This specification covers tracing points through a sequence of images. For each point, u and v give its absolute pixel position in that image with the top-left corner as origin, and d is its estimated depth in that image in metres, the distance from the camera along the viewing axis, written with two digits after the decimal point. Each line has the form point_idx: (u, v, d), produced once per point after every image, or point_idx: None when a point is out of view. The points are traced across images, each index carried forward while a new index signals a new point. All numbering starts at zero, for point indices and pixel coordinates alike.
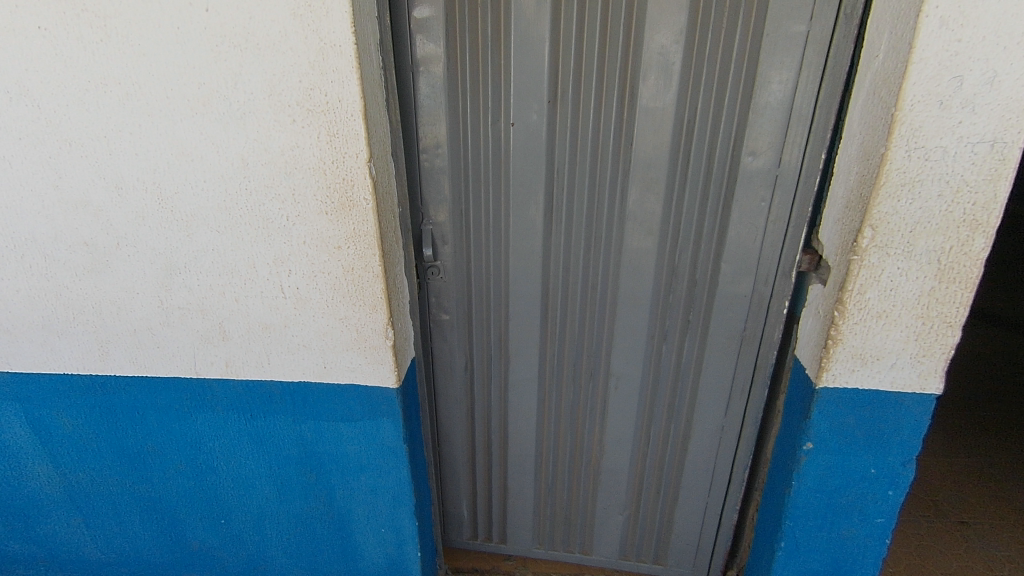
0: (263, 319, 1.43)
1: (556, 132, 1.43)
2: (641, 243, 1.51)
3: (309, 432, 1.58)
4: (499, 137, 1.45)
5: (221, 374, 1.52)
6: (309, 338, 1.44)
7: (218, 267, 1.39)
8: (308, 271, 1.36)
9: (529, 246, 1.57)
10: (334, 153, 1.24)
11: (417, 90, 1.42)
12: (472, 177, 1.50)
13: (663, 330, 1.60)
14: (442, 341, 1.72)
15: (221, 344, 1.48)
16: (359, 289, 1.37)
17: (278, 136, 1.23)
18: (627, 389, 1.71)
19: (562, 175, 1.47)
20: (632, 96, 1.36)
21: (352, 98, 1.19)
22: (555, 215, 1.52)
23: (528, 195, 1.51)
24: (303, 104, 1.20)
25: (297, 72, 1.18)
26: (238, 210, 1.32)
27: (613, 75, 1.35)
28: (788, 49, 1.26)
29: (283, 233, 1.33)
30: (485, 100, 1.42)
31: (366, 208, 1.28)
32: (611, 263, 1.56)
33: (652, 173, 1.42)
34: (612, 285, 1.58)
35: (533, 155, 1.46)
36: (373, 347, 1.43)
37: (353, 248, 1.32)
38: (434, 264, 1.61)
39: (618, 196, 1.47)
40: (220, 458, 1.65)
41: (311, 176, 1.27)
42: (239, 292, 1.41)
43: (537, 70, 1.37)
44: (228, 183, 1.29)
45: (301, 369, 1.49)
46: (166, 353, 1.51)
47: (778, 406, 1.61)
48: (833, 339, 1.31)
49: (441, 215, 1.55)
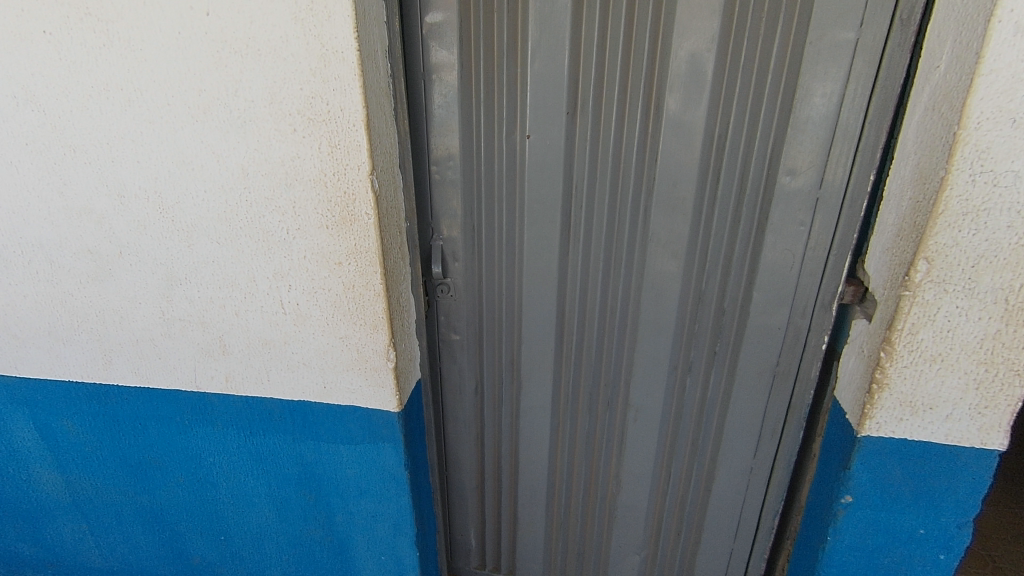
0: (263, 334, 1.38)
1: (575, 146, 1.33)
2: (665, 266, 1.39)
3: (308, 453, 1.51)
4: (514, 150, 1.37)
5: (221, 389, 1.48)
6: (309, 356, 1.38)
7: (218, 280, 1.34)
8: (308, 287, 1.30)
9: (545, 266, 1.47)
10: (335, 165, 1.17)
11: (428, 99, 1.35)
12: (485, 192, 1.42)
13: (687, 361, 1.48)
14: (451, 362, 1.63)
15: (221, 359, 1.43)
16: (360, 308, 1.30)
17: (279, 146, 1.18)
18: (647, 421, 1.59)
19: (580, 192, 1.37)
20: (657, 108, 1.26)
21: (354, 107, 1.12)
22: (572, 234, 1.43)
23: (544, 212, 1.41)
24: (304, 113, 1.14)
25: (298, 79, 1.12)
26: (238, 222, 1.27)
27: (637, 86, 1.25)
28: (834, 58, 1.14)
29: (283, 247, 1.27)
30: (499, 111, 1.33)
31: (368, 223, 1.21)
32: (631, 286, 1.45)
33: (678, 192, 1.31)
34: (633, 310, 1.47)
35: (549, 170, 1.36)
36: (374, 368, 1.36)
37: (354, 264, 1.25)
38: (444, 281, 1.52)
39: (641, 216, 1.36)
40: (220, 473, 1.60)
41: (311, 189, 1.20)
42: (239, 306, 1.36)
43: (555, 79, 1.28)
44: (229, 193, 1.24)
45: (301, 388, 1.43)
46: (167, 365, 1.47)
47: (814, 450, 1.46)
48: (878, 384, 1.17)
49: (452, 230, 1.47)
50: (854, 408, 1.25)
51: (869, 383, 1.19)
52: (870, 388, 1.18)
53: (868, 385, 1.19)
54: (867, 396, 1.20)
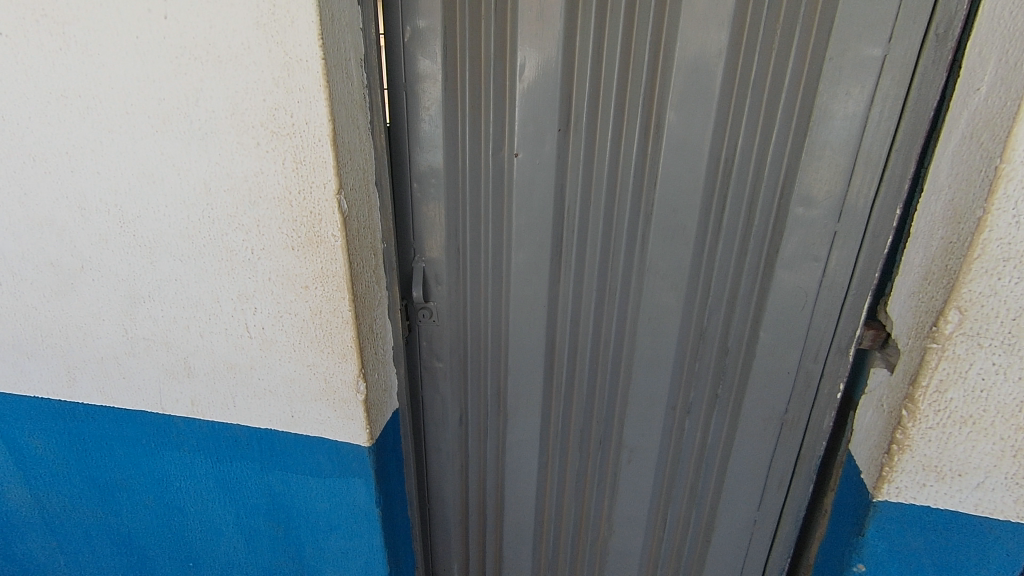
0: (228, 358, 1.29)
1: (567, 166, 1.22)
2: (663, 299, 1.27)
3: (277, 484, 1.42)
4: (502, 168, 1.26)
5: (187, 413, 1.39)
6: (276, 383, 1.29)
7: (182, 299, 1.26)
8: (273, 310, 1.21)
9: (533, 294, 1.36)
10: (300, 182, 1.08)
11: (410, 111, 1.25)
12: (470, 212, 1.32)
13: (686, 402, 1.35)
14: (434, 391, 1.53)
15: (187, 381, 1.35)
16: (328, 335, 1.20)
17: (241, 161, 1.09)
18: (641, 463, 1.46)
19: (572, 216, 1.26)
20: (657, 127, 1.14)
21: (319, 120, 1.02)
22: (563, 260, 1.31)
23: (533, 235, 1.30)
24: (267, 126, 1.05)
25: (261, 89, 1.03)
26: (201, 239, 1.18)
27: (635, 103, 1.13)
28: (857, 77, 1.00)
29: (247, 268, 1.18)
30: (486, 127, 1.23)
31: (335, 245, 1.11)
32: (626, 318, 1.33)
33: (679, 219, 1.19)
34: (628, 345, 1.35)
35: (539, 191, 1.25)
36: (343, 400, 1.26)
37: (321, 289, 1.16)
38: (426, 305, 1.42)
39: (638, 244, 1.24)
40: (187, 499, 1.52)
41: (276, 207, 1.11)
42: (204, 328, 1.28)
43: (546, 94, 1.17)
44: (191, 209, 1.16)
45: (268, 416, 1.34)
46: (132, 385, 1.39)
47: (825, 506, 1.32)
48: (899, 445, 1.03)
49: (435, 252, 1.37)
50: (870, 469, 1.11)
51: (889, 443, 1.05)
52: (890, 449, 1.04)
53: (887, 444, 1.05)
54: (885, 458, 1.06)
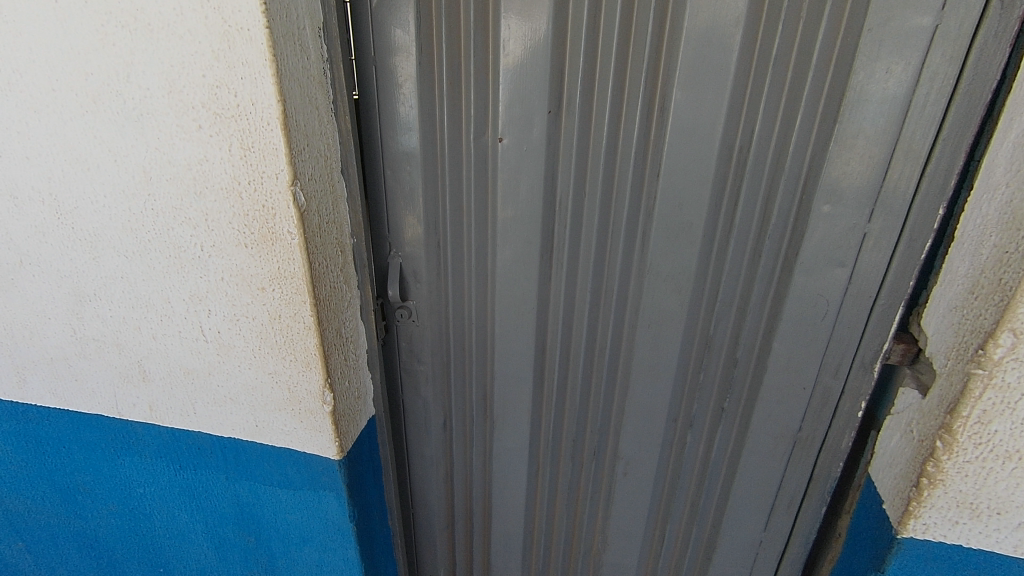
0: (184, 362, 1.18)
1: (558, 153, 1.07)
2: (665, 304, 1.13)
3: (244, 494, 1.32)
4: (485, 155, 1.11)
5: (145, 418, 1.29)
6: (237, 391, 1.17)
7: (130, 299, 1.14)
8: (228, 313, 1.09)
9: (521, 294, 1.23)
10: (249, 172, 0.94)
11: (381, 89, 1.10)
12: (451, 204, 1.18)
13: (689, 415, 1.23)
14: (415, 395, 1.41)
15: (142, 386, 1.24)
16: (289, 342, 1.08)
17: (183, 147, 0.95)
18: (639, 477, 1.35)
19: (564, 209, 1.12)
20: (662, 110, 0.99)
21: (267, 101, 0.88)
22: (555, 258, 1.17)
23: (521, 230, 1.16)
24: (209, 106, 0.91)
25: (199, 63, 0.88)
26: (145, 234, 1.05)
27: (636, 81, 0.98)
28: (902, 52, 0.84)
29: (198, 266, 1.06)
30: (467, 107, 1.08)
31: (292, 243, 0.98)
32: (624, 323, 1.20)
33: (684, 215, 1.04)
34: (626, 351, 1.23)
35: (527, 181, 1.11)
36: (308, 411, 1.14)
37: (279, 291, 1.03)
38: (404, 304, 1.29)
39: (637, 242, 1.10)
40: (153, 506, 1.42)
41: (224, 199, 0.98)
42: (155, 330, 1.16)
43: (535, 70, 1.01)
44: (132, 199, 1.03)
45: (230, 424, 1.23)
46: (85, 388, 1.29)
47: (840, 530, 1.20)
48: (930, 479, 0.90)
49: (413, 246, 1.24)
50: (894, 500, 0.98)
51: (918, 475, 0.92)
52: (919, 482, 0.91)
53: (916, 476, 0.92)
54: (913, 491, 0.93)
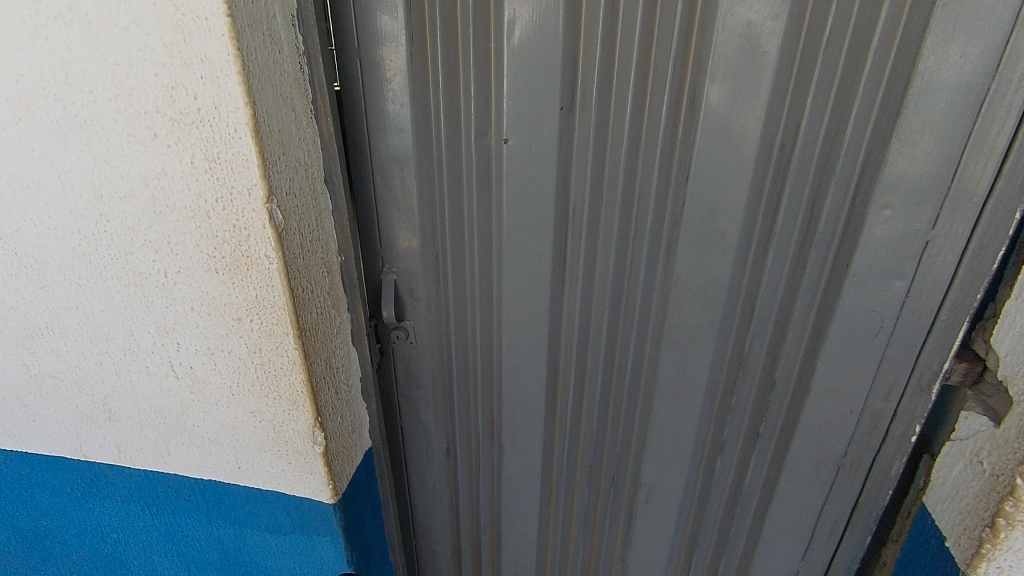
0: (153, 401, 1.04)
1: (571, 154, 0.95)
2: (694, 321, 1.02)
3: (229, 539, 1.19)
4: (489, 158, 0.98)
5: (114, 460, 1.15)
6: (215, 430, 1.04)
7: (87, 332, 1.00)
8: (201, 346, 0.95)
9: (531, 311, 1.11)
10: (216, 187, 0.80)
11: (367, 85, 0.96)
12: (450, 213, 1.05)
13: (719, 439, 1.12)
14: (415, 422, 1.28)
15: (108, 426, 1.11)
16: (272, 377, 0.94)
17: (137, 159, 0.81)
18: (662, 504, 1.23)
19: (579, 217, 1.00)
20: (692, 103, 0.86)
21: (233, 104, 0.74)
22: (569, 271, 1.05)
23: (530, 242, 1.03)
24: (164, 110, 0.77)
25: (149, 60, 0.74)
26: (100, 260, 0.91)
27: (662, 71, 0.85)
28: (979, 32, 0.72)
29: (162, 295, 0.92)
30: (467, 105, 0.95)
31: (270, 268, 0.84)
32: (647, 341, 1.08)
33: (717, 222, 0.92)
34: (648, 372, 1.11)
35: (536, 187, 0.98)
36: (297, 451, 1.02)
37: (257, 322, 0.90)
38: (401, 325, 1.16)
39: (663, 252, 0.98)
40: (129, 552, 1.29)
41: (188, 219, 0.84)
42: (119, 365, 1.02)
43: (544, 60, 0.88)
44: (81, 220, 0.88)
45: (210, 466, 1.10)
46: (45, 429, 1.15)
47: (887, 561, 1.10)
48: (1008, 520, 0.79)
49: (408, 262, 1.10)
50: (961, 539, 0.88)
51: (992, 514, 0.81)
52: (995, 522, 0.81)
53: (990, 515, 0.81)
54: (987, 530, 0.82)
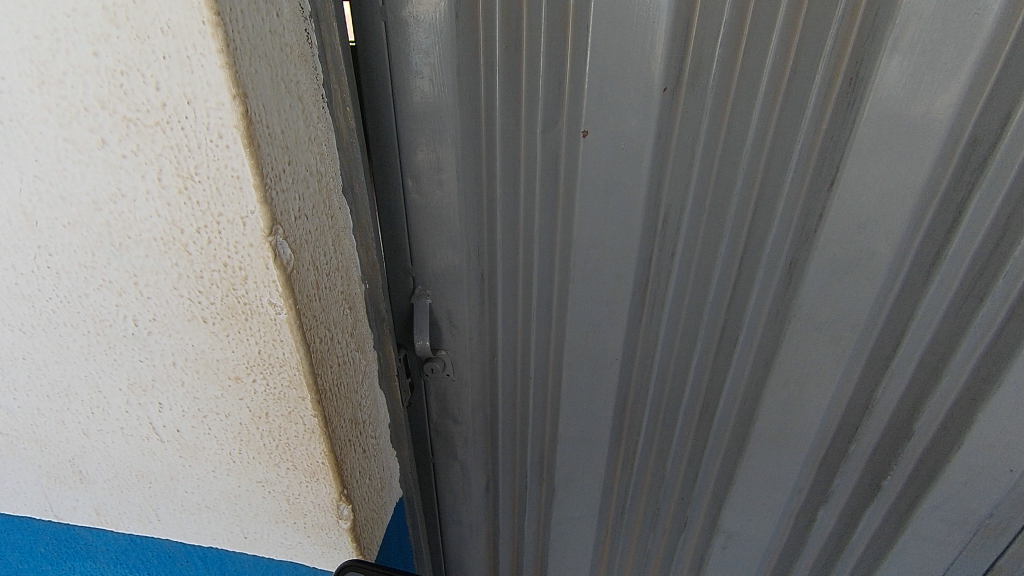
0: (134, 463, 0.83)
1: (670, 150, 0.72)
2: (812, 356, 0.83)
3: None
4: (557, 155, 0.75)
5: (92, 523, 0.95)
6: (214, 498, 0.84)
7: (41, 386, 0.77)
8: (190, 407, 0.73)
9: (600, 340, 0.90)
10: (197, 213, 0.57)
11: (395, 58, 0.70)
12: (502, 224, 0.82)
13: (823, 486, 0.95)
14: (450, 461, 1.09)
15: (81, 488, 0.90)
16: (283, 446, 0.73)
17: (80, 174, 0.57)
18: (743, 550, 1.08)
19: (673, 229, 0.78)
20: (852, 83, 0.64)
21: (215, 98, 0.50)
22: (651, 294, 0.85)
23: (608, 261, 0.82)
24: (111, 106, 0.52)
25: (81, 31, 0.49)
26: (45, 303, 0.68)
27: (816, 37, 0.63)
28: None
29: (134, 347, 0.69)
30: (531, 85, 0.71)
31: (277, 319, 0.62)
32: (745, 377, 0.89)
33: (865, 242, 0.73)
34: (743, 410, 0.92)
35: (619, 194, 0.76)
36: (318, 525, 0.82)
37: (263, 383, 0.68)
38: (436, 355, 0.95)
39: (781, 274, 0.78)
40: None
41: (161, 254, 0.60)
42: (87, 425, 0.80)
43: (644, 22, 0.63)
44: (13, 254, 0.65)
45: (210, 533, 0.90)
46: (4, 488, 0.94)
47: None
48: None
49: (447, 282, 0.88)
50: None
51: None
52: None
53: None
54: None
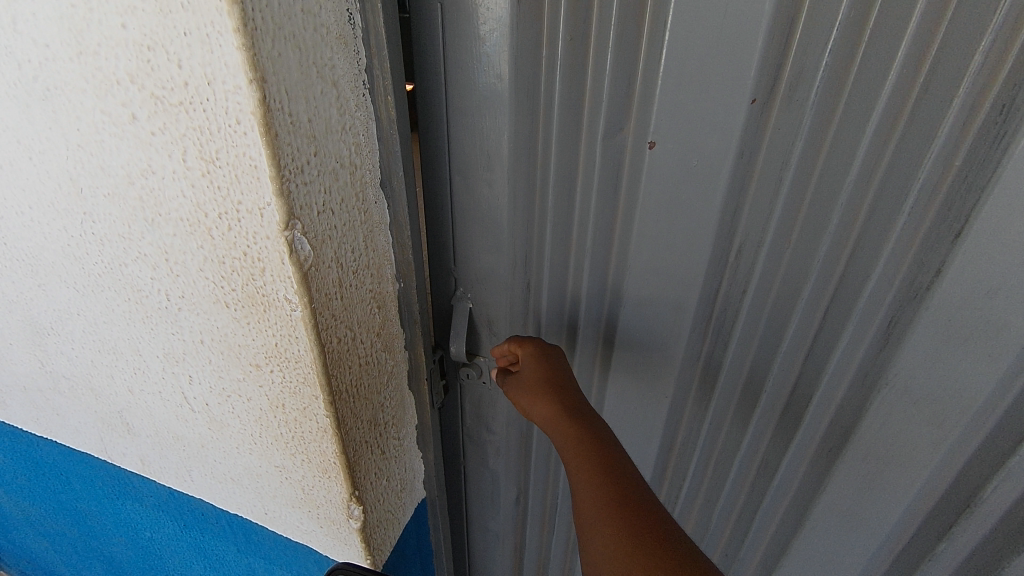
0: (171, 426, 0.86)
1: (753, 171, 0.62)
2: (903, 433, 0.69)
3: (261, 569, 1.04)
4: (619, 166, 0.67)
5: (138, 471, 1.00)
6: (238, 472, 0.85)
7: (93, 341, 0.81)
8: (216, 385, 0.73)
9: (649, 373, 0.81)
10: (219, 198, 0.54)
11: (451, 44, 0.64)
12: (552, 234, 0.75)
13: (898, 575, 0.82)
14: (480, 469, 1.04)
15: (129, 438, 0.95)
16: (299, 439, 0.72)
17: (115, 147, 0.56)
18: None
19: (747, 263, 0.68)
20: (1003, 111, 0.50)
21: (233, 81, 0.46)
22: (715, 329, 0.75)
23: (668, 289, 0.73)
24: (140, 81, 0.50)
25: (111, 2, 0.47)
26: (93, 266, 0.70)
27: (959, 51, 0.50)
28: None
29: (167, 319, 0.70)
30: (596, 84, 0.63)
31: (292, 315, 0.59)
32: (816, 439, 0.77)
33: (994, 311, 0.58)
34: (810, 474, 0.80)
35: (688, 216, 0.67)
36: (329, 519, 0.80)
37: (280, 374, 0.66)
38: (472, 361, 0.90)
39: (877, 329, 0.66)
40: (165, 549, 1.18)
41: (187, 234, 0.59)
42: (132, 383, 0.83)
43: (735, 19, 0.53)
44: (65, 216, 0.66)
45: (236, 502, 0.92)
46: (68, 425, 1.01)
47: None
48: None
49: (489, 290, 0.82)
50: (591, 479, 0.62)
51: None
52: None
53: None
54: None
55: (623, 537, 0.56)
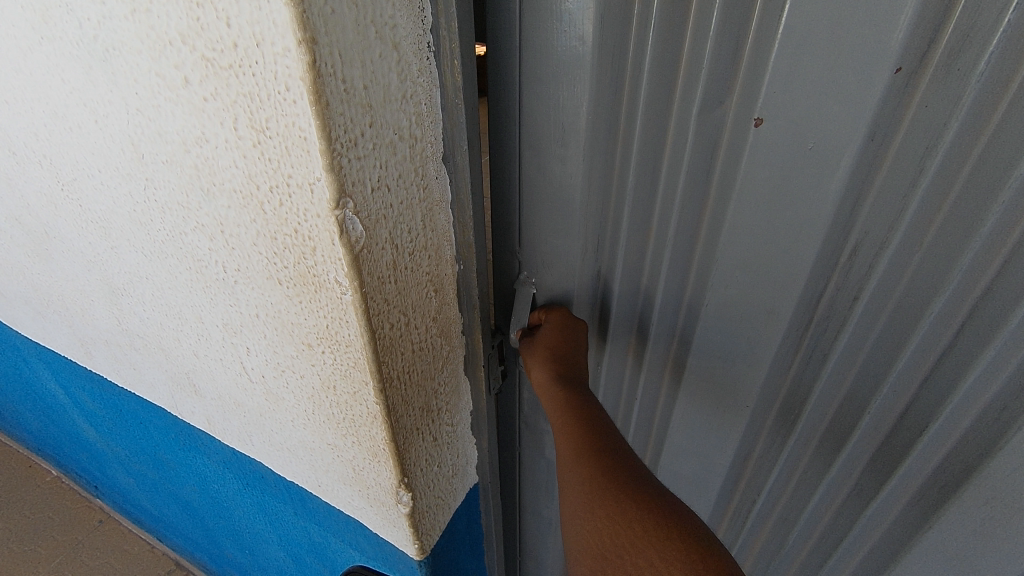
0: (232, 392, 0.86)
1: (882, 159, 0.52)
2: None
3: (315, 533, 1.06)
4: (714, 145, 0.59)
5: (206, 429, 1.03)
6: (294, 444, 0.85)
7: (161, 305, 0.82)
8: (271, 359, 0.72)
9: (729, 376, 0.73)
10: (271, 171, 0.50)
11: (530, 2, 0.57)
12: (629, 220, 0.68)
13: None
14: (535, 457, 1.00)
15: (196, 398, 0.97)
16: (349, 422, 0.69)
17: (171, 113, 0.53)
18: None
19: (862, 265, 0.58)
20: None
21: (282, 43, 0.41)
22: (812, 337, 0.66)
23: (761, 288, 0.64)
24: (191, 42, 0.47)
25: None
26: (157, 233, 0.69)
27: None
28: None
29: (225, 291, 0.68)
30: (696, 49, 0.54)
31: (342, 298, 0.55)
32: (925, 473, 0.66)
33: None
34: (912, 509, 0.70)
35: (793, 207, 0.57)
36: (379, 501, 0.79)
37: (331, 356, 0.63)
38: None
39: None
40: (230, 501, 1.24)
41: (241, 206, 0.56)
42: (196, 348, 0.84)
43: None
44: (130, 181, 0.65)
45: (293, 471, 0.92)
46: (144, 380, 1.05)
47: None
48: None
49: (555, 274, 0.76)
50: (574, 433, 0.65)
51: (638, 514, 0.56)
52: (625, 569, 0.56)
53: (618, 536, 0.57)
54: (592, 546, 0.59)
55: (596, 469, 0.62)
